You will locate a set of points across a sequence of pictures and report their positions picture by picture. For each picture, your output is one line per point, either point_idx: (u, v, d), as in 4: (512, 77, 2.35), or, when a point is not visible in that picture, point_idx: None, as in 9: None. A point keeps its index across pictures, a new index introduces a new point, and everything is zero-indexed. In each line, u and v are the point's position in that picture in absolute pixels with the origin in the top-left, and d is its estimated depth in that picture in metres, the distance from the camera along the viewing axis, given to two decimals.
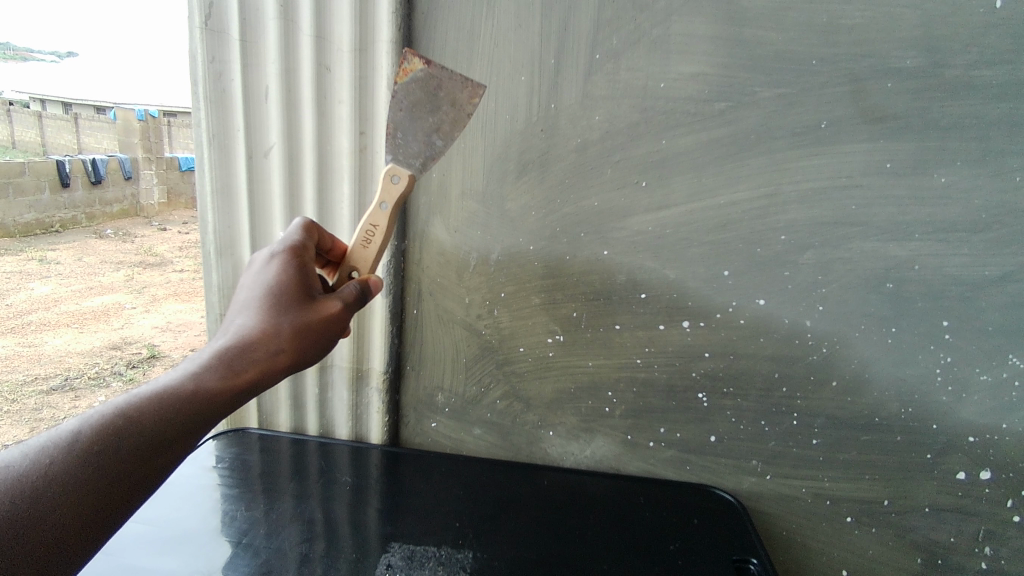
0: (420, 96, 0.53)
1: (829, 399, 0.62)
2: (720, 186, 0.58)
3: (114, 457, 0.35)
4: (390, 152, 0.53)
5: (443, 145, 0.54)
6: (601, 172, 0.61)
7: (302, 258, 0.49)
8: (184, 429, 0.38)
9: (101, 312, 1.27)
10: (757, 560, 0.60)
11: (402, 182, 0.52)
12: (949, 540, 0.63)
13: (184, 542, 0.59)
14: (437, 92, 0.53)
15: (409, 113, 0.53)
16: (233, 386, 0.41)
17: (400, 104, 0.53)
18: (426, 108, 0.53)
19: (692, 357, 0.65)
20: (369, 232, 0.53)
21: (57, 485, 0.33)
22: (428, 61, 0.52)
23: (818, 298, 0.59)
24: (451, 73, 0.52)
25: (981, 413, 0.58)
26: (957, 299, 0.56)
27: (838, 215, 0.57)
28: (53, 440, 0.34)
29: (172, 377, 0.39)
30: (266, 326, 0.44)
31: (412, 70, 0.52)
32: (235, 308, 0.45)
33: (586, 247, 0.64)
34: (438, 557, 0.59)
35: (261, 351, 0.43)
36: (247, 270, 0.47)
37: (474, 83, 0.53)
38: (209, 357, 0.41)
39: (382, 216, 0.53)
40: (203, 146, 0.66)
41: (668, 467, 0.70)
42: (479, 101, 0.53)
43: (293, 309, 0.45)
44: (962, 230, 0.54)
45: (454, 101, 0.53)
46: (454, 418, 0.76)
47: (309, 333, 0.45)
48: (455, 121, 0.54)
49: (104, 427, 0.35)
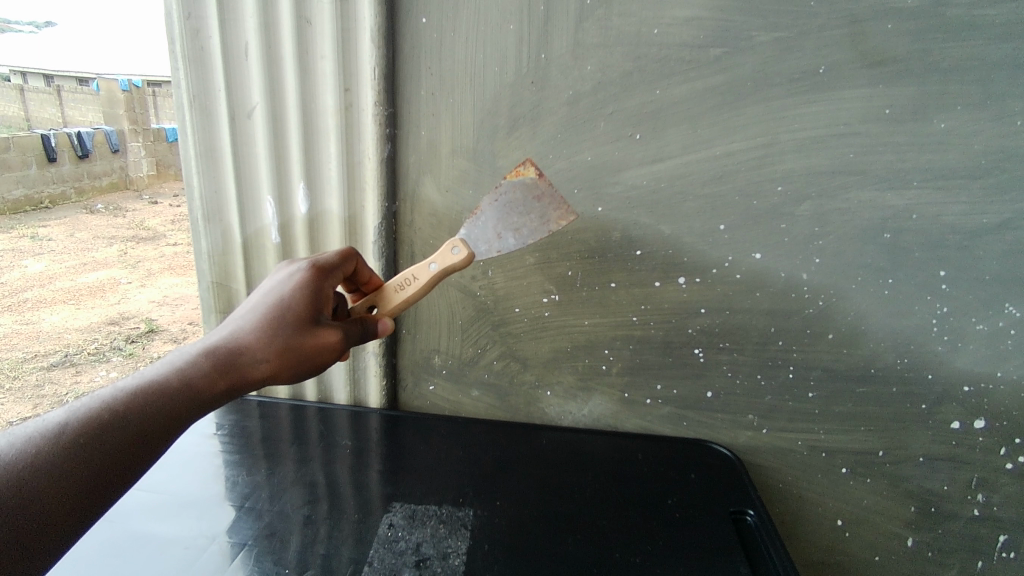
0: (519, 198, 0.59)
1: (825, 351, 0.62)
2: (716, 136, 0.57)
3: (97, 451, 0.38)
4: (469, 228, 0.60)
5: (512, 245, 0.59)
6: (593, 125, 0.59)
7: (322, 279, 0.53)
8: (165, 425, 0.42)
9: (95, 288, 1.23)
10: (753, 512, 0.62)
11: (459, 256, 0.58)
12: (942, 488, 0.64)
13: (188, 507, 0.60)
14: (534, 199, 0.59)
15: (501, 207, 0.60)
16: (215, 389, 0.45)
17: (500, 196, 0.60)
18: (518, 210, 0.59)
19: (688, 313, 0.65)
20: (407, 281, 0.59)
21: (40, 474, 0.35)
22: (541, 174, 0.59)
23: (815, 250, 0.59)
24: (555, 192, 0.59)
25: (976, 363, 0.58)
26: (954, 248, 0.56)
27: (836, 164, 0.55)
28: (49, 421, 0.37)
29: (166, 369, 0.44)
30: (260, 335, 0.48)
31: (523, 176, 0.59)
32: (236, 318, 0.49)
33: (580, 204, 0.63)
34: (440, 516, 0.60)
35: (249, 358, 0.47)
36: (259, 290, 0.52)
37: (569, 210, 0.59)
38: (199, 362, 0.45)
39: (424, 273, 0.59)
40: (185, 108, 0.65)
41: (666, 423, 0.71)
42: (564, 225, 0.60)
43: (291, 325, 0.49)
44: (960, 177, 0.54)
45: (545, 216, 0.59)
46: (452, 380, 0.76)
47: (299, 351, 0.49)
48: (537, 231, 0.59)
49: (95, 412, 0.39)
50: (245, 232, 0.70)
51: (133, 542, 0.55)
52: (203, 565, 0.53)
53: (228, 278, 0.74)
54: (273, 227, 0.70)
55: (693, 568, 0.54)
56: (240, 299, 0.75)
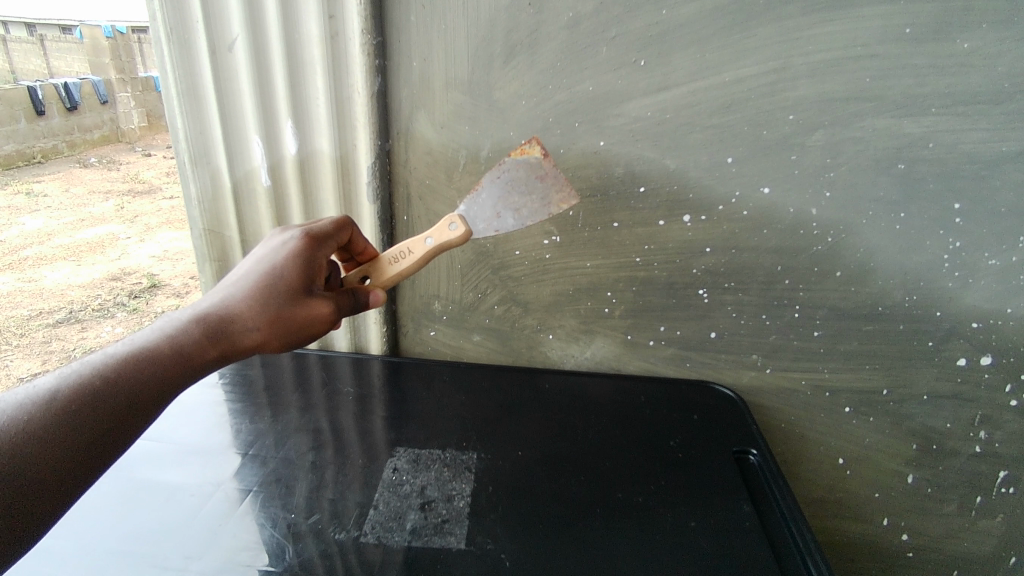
0: (522, 177, 0.62)
1: (832, 290, 0.61)
2: (724, 61, 0.54)
3: (91, 417, 0.37)
4: (471, 203, 0.63)
5: (511, 224, 0.62)
6: (594, 51, 0.56)
7: (315, 248, 0.53)
8: (159, 392, 0.42)
9: (102, 239, 0.76)
10: (757, 451, 0.62)
11: (456, 233, 0.58)
12: (945, 426, 0.63)
13: (193, 454, 0.60)
14: (536, 179, 0.62)
15: (503, 185, 0.63)
16: (207, 357, 0.45)
17: (505, 173, 0.63)
18: (520, 188, 0.62)
19: (692, 253, 0.63)
20: (403, 254, 0.59)
21: (35, 439, 0.35)
22: (547, 154, 0.61)
23: (826, 183, 0.56)
24: (558, 173, 0.62)
25: (987, 299, 0.56)
26: (971, 179, 0.53)
27: (851, 89, 0.52)
28: (41, 387, 0.37)
29: (157, 336, 0.44)
30: (251, 304, 0.47)
31: (528, 154, 0.62)
32: (227, 287, 0.49)
33: (581, 139, 0.60)
34: (444, 460, 0.60)
35: (241, 326, 0.47)
36: (250, 259, 0.51)
37: (570, 193, 0.62)
38: (191, 329, 0.45)
39: (421, 247, 0.58)
40: (163, 42, 0.63)
41: (669, 364, 0.71)
42: (565, 208, 0.63)
43: (284, 294, 0.49)
44: (982, 102, 0.50)
45: (546, 197, 0.62)
46: (452, 325, 0.76)
47: (289, 321, 0.48)
48: (537, 211, 0.62)
49: (88, 378, 0.39)
50: (234, 174, 0.70)
51: (141, 488, 0.55)
52: (210, 509, 0.53)
53: (221, 224, 0.74)
54: (263, 168, 0.69)
55: (696, 507, 0.55)
56: (234, 245, 0.75)
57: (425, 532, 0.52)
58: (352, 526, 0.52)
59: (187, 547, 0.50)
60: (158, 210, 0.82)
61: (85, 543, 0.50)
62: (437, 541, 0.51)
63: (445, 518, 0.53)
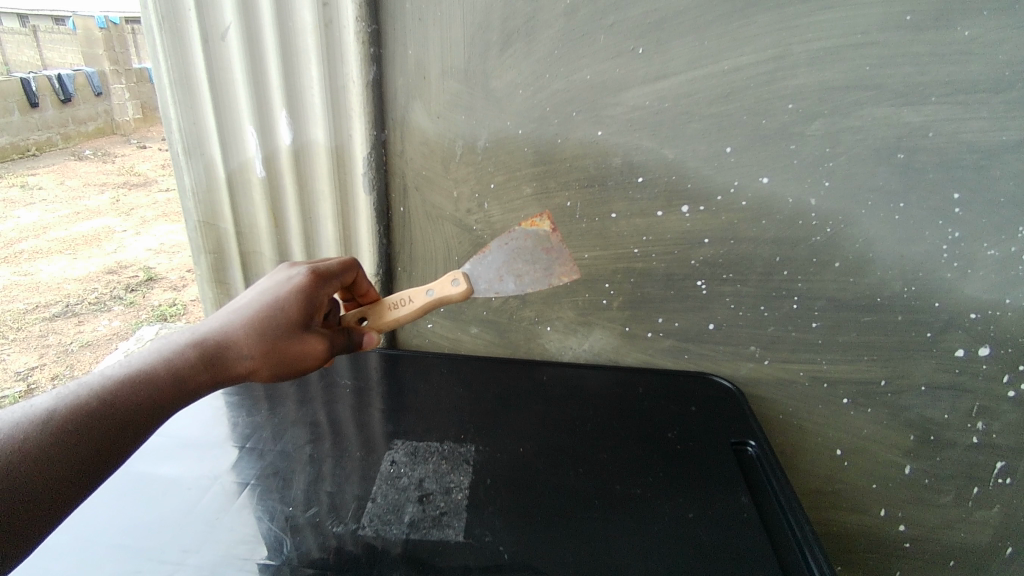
0: (528, 247, 0.62)
1: (830, 281, 0.60)
2: (723, 48, 0.53)
3: (84, 440, 0.37)
4: (474, 265, 0.61)
5: (511, 289, 0.60)
6: (592, 39, 0.56)
7: (320, 284, 0.52)
8: (150, 417, 0.41)
9: (98, 233, 0.78)
10: (755, 442, 0.62)
11: (457, 289, 0.58)
12: (942, 417, 0.63)
13: (189, 447, 0.59)
14: (542, 251, 0.62)
15: (508, 252, 0.62)
16: (198, 384, 0.44)
17: (514, 240, 0.62)
18: (524, 258, 0.61)
19: (690, 244, 0.63)
20: (404, 301, 0.58)
21: (29, 459, 0.34)
22: (554, 228, 0.62)
23: (825, 173, 0.56)
24: (563, 249, 0.63)
25: (986, 289, 0.55)
26: (971, 168, 0.52)
27: (851, 78, 0.52)
28: (37, 407, 0.37)
29: (152, 360, 0.43)
30: (247, 333, 0.47)
31: (538, 226, 0.62)
32: (226, 314, 0.48)
33: (578, 129, 0.60)
34: (442, 452, 0.60)
35: (235, 356, 0.46)
36: (255, 288, 0.50)
37: (573, 268, 0.63)
38: (187, 357, 0.44)
39: (421, 297, 0.58)
40: (154, 30, 0.62)
41: (667, 356, 0.71)
42: (564, 281, 0.63)
43: (283, 328, 0.48)
44: (982, 90, 0.49)
45: (549, 269, 0.62)
46: (451, 317, 0.76)
47: (284, 354, 0.47)
48: (537, 282, 0.61)
49: (83, 400, 0.38)
50: (228, 166, 0.69)
51: (137, 483, 0.55)
52: (208, 502, 0.53)
53: (215, 215, 0.73)
54: (257, 160, 0.68)
55: (693, 498, 0.55)
56: (229, 238, 0.75)
57: (423, 525, 0.52)
58: (350, 519, 0.52)
59: (185, 541, 0.49)
60: (153, 203, 0.81)
61: (81, 539, 0.49)
62: (435, 533, 0.51)
63: (443, 511, 0.53)
